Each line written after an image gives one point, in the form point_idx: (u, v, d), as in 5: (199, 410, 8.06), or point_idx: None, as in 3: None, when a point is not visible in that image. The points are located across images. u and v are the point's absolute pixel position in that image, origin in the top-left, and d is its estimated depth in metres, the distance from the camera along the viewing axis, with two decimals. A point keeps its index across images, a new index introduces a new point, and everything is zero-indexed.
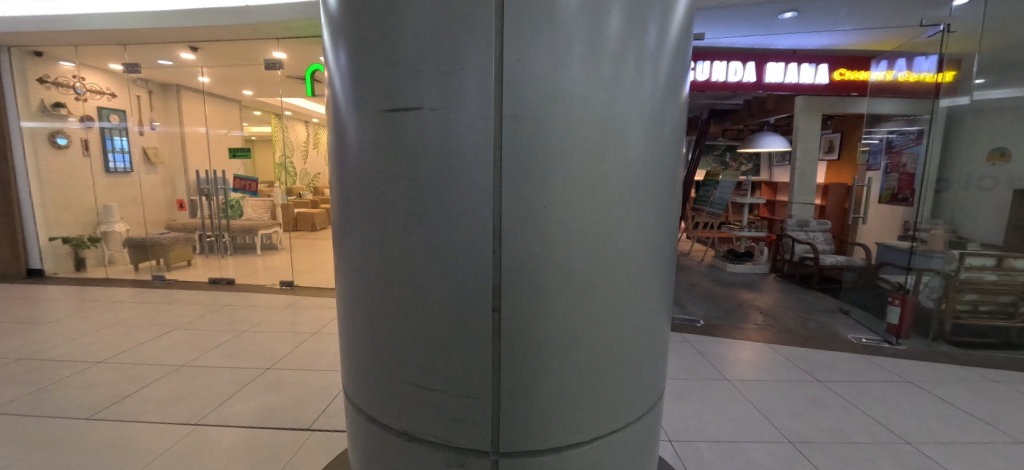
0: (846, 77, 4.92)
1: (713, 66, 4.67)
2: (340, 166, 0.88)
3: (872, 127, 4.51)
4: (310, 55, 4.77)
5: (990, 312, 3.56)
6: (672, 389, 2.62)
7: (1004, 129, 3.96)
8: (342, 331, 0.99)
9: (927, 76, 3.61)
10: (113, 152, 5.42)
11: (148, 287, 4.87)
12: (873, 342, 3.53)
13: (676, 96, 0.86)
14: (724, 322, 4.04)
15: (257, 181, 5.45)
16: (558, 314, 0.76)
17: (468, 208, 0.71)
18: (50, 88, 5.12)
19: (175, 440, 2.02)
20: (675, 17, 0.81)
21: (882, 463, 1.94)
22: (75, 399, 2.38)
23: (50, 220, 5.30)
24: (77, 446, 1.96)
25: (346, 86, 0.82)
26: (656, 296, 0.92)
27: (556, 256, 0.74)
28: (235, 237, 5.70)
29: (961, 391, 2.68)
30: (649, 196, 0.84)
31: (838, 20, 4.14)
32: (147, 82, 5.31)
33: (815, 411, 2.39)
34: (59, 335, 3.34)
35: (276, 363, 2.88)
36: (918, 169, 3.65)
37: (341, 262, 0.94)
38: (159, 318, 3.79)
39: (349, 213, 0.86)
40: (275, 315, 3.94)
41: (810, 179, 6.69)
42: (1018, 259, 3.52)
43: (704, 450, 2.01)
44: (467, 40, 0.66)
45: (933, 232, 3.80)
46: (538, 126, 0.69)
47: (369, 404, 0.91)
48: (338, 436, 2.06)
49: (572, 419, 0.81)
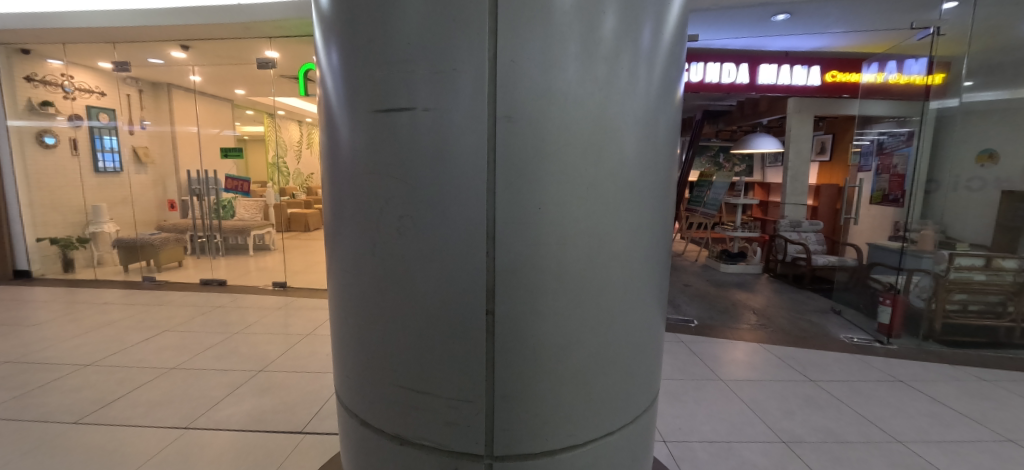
0: (838, 79, 4.95)
1: (707, 67, 4.72)
2: (331, 166, 0.86)
3: (863, 128, 4.45)
4: (303, 54, 4.80)
5: (978, 312, 3.63)
6: (666, 389, 2.64)
7: (991, 130, 4.02)
8: (335, 335, 0.97)
9: (916, 79, 3.69)
10: (102, 151, 5.31)
11: (138, 289, 4.84)
12: (864, 342, 3.58)
13: (670, 97, 0.86)
14: (717, 322, 4.07)
15: (249, 182, 5.43)
16: (551, 316, 0.76)
17: (462, 209, 0.70)
18: (37, 87, 5.03)
19: (165, 445, 1.99)
20: (668, 18, 0.80)
21: (873, 463, 1.96)
22: (62, 402, 2.34)
23: (37, 220, 5.22)
24: (66, 450, 1.93)
25: (336, 84, 0.81)
26: (650, 297, 0.91)
27: (551, 254, 0.73)
28: (227, 237, 5.64)
29: (951, 390, 2.72)
30: (642, 198, 0.83)
31: (830, 23, 4.17)
32: (138, 80, 5.20)
33: (808, 410, 2.41)
34: (46, 338, 3.28)
35: (268, 366, 2.84)
36: (908, 171, 3.74)
37: (333, 263, 0.93)
38: (151, 320, 3.75)
39: (343, 214, 0.85)
40: (269, 316, 3.91)
41: (802, 180, 6.71)
42: (1006, 259, 3.59)
43: (699, 450, 2.02)
44: (460, 39, 0.65)
45: (923, 232, 3.85)
46: (532, 131, 0.68)
47: (362, 406, 0.90)
48: (331, 439, 2.04)
49: (565, 420, 0.81)
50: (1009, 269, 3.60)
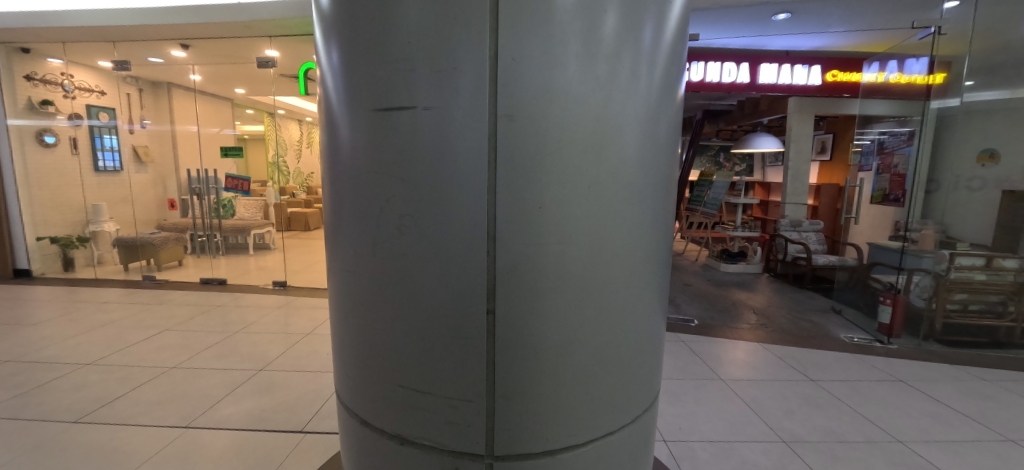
0: (838, 78, 4.94)
1: (707, 66, 4.72)
2: (332, 164, 0.86)
3: (863, 127, 4.43)
4: (303, 53, 4.80)
5: (979, 312, 3.63)
6: (666, 389, 2.64)
7: (991, 130, 4.02)
8: (335, 335, 0.97)
9: (917, 78, 3.68)
10: (102, 150, 5.31)
11: (138, 288, 4.84)
12: (864, 342, 3.57)
13: (671, 96, 0.85)
14: (718, 321, 4.06)
15: (249, 181, 5.39)
16: (552, 314, 0.75)
17: (462, 208, 0.69)
18: (37, 86, 5.02)
19: (166, 443, 1.99)
20: (669, 16, 0.80)
21: (874, 462, 1.96)
22: (62, 402, 2.34)
23: (38, 219, 5.22)
24: (66, 449, 1.93)
25: (336, 83, 0.81)
26: (650, 297, 0.91)
27: (551, 254, 0.73)
28: (227, 236, 5.66)
29: (951, 390, 2.72)
30: (643, 197, 0.82)
31: (831, 23, 4.17)
32: (138, 79, 5.19)
33: (808, 410, 2.41)
34: (46, 337, 3.28)
35: (268, 365, 2.85)
36: (909, 170, 3.73)
37: (333, 262, 0.93)
38: (151, 319, 3.74)
39: (343, 213, 0.85)
40: (269, 315, 3.91)
41: (802, 179, 6.70)
42: (1007, 259, 3.59)
43: (699, 450, 2.02)
44: (461, 37, 0.65)
45: (924, 232, 3.85)
46: (533, 130, 0.68)
47: (361, 406, 0.90)
48: (331, 438, 2.03)
49: (565, 420, 0.81)
50: (1010, 269, 3.59)
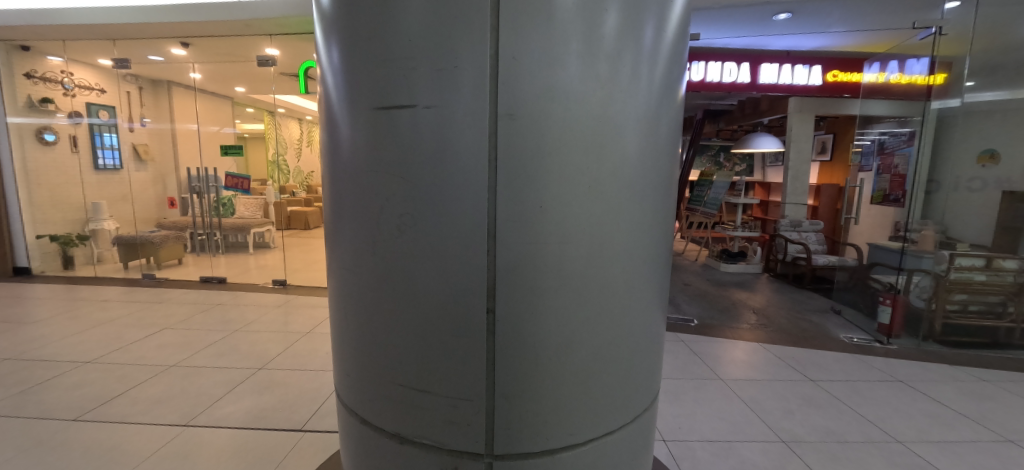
0: (839, 78, 4.93)
1: (708, 66, 4.72)
2: (332, 163, 0.86)
3: (864, 127, 4.42)
4: (303, 51, 4.79)
5: (978, 312, 3.63)
6: (666, 388, 2.64)
7: (992, 131, 4.02)
8: (335, 334, 0.96)
9: (918, 78, 3.68)
10: (102, 148, 5.32)
11: (137, 286, 4.82)
12: (864, 342, 3.57)
13: (672, 96, 0.85)
14: (718, 321, 4.06)
15: (249, 179, 5.38)
16: (552, 314, 0.75)
17: (462, 207, 0.69)
18: (37, 84, 5.02)
19: (165, 442, 1.99)
20: (670, 16, 0.79)
21: (874, 463, 1.96)
22: (62, 399, 2.34)
23: (38, 218, 5.21)
24: (65, 447, 1.93)
25: (336, 81, 0.81)
26: (650, 296, 0.91)
27: (551, 253, 0.73)
28: (226, 235, 5.64)
29: (950, 390, 2.72)
30: (643, 197, 0.82)
31: (832, 23, 4.16)
32: (138, 77, 5.21)
33: (808, 410, 2.41)
34: (45, 335, 3.27)
35: (268, 363, 2.85)
36: (909, 170, 3.73)
37: (332, 261, 0.92)
38: (150, 317, 3.74)
39: (343, 212, 0.85)
40: (268, 314, 3.90)
41: (802, 180, 6.70)
42: (1006, 260, 3.59)
43: (699, 450, 2.02)
44: (462, 35, 0.65)
45: (924, 233, 3.85)
46: (534, 129, 0.68)
47: (361, 405, 0.90)
48: (331, 436, 2.04)
49: (566, 419, 0.81)
50: (1009, 270, 3.59)
